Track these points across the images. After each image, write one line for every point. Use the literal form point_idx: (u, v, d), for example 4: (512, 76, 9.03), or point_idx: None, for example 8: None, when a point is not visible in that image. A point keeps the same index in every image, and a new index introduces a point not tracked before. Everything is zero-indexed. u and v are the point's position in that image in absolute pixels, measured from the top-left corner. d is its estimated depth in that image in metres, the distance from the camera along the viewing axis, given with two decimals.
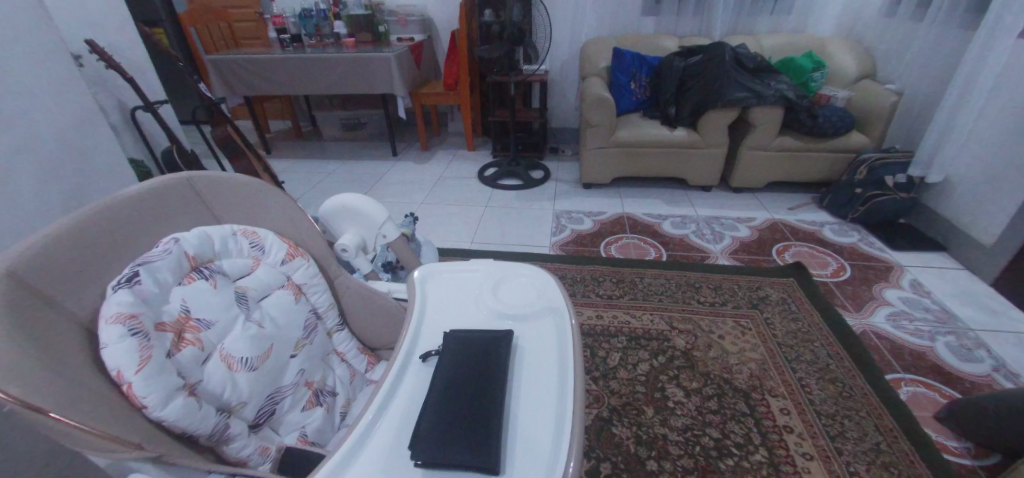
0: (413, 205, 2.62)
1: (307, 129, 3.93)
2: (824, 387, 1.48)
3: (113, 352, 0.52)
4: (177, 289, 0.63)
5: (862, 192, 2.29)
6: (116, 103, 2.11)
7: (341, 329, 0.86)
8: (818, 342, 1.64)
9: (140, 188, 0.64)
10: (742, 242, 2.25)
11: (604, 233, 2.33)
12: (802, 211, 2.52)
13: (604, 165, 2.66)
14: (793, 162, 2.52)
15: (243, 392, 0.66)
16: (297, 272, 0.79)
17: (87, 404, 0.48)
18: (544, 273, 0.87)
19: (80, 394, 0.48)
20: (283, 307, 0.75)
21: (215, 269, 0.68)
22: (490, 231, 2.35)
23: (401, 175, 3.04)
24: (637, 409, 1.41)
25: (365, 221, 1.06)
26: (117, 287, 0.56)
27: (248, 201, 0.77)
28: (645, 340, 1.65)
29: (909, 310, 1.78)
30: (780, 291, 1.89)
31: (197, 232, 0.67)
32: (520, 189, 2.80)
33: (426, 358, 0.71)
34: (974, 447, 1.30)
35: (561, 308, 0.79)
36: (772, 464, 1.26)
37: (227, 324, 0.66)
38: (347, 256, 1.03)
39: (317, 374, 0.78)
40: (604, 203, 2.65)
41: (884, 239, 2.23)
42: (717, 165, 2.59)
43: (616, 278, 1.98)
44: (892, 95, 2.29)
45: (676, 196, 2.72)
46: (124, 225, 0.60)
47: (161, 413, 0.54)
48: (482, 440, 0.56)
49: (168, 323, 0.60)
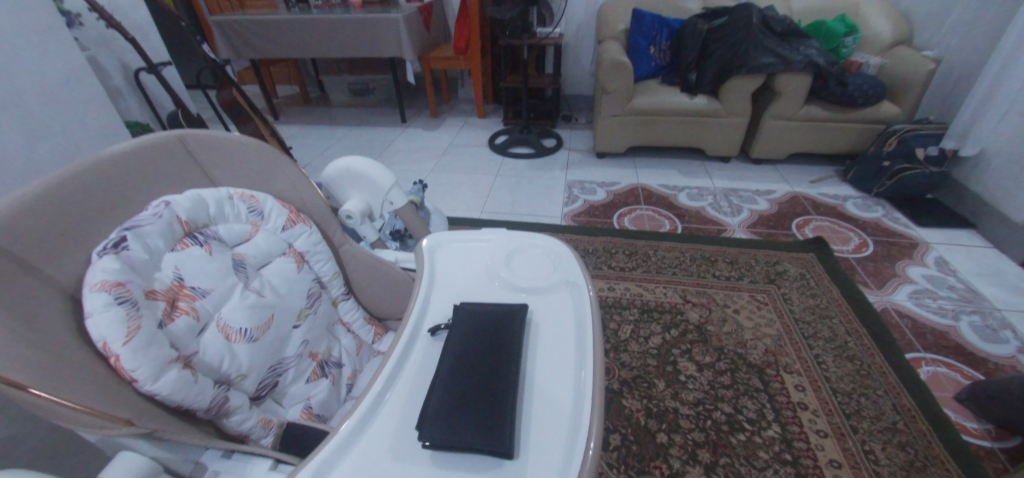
0: (422, 173, 2.56)
1: (315, 95, 3.84)
2: (841, 364, 1.44)
3: (98, 322, 0.48)
4: (169, 256, 0.59)
5: (890, 165, 2.19)
6: (117, 63, 2.04)
7: (347, 298, 0.83)
8: (837, 319, 1.59)
9: (125, 146, 0.59)
10: (761, 215, 2.17)
11: (617, 205, 2.26)
12: (824, 185, 2.41)
13: (619, 133, 2.55)
14: (818, 133, 2.40)
15: (242, 364, 0.62)
16: (299, 239, 0.75)
17: (70, 378, 0.45)
18: (562, 244, 0.82)
19: (63, 367, 0.45)
20: (284, 275, 0.71)
21: (211, 234, 0.64)
22: (500, 200, 2.29)
23: (408, 142, 2.96)
24: (649, 382, 1.38)
25: (369, 186, 1.01)
26: (102, 253, 0.52)
27: (245, 162, 0.72)
28: (658, 313, 1.61)
29: (933, 288, 1.72)
30: (799, 266, 1.83)
31: (190, 194, 0.63)
32: (531, 157, 2.72)
33: (435, 333, 0.68)
34: (994, 428, 1.26)
35: (579, 281, 0.74)
36: (785, 440, 1.23)
37: (224, 293, 0.62)
38: (351, 223, 1.00)
39: (321, 345, 0.75)
40: (618, 173, 2.56)
41: (909, 214, 2.14)
42: (737, 136, 2.48)
43: (628, 249, 1.93)
44: (929, 62, 2.15)
45: (693, 166, 2.62)
46: (109, 188, 0.56)
47: (153, 387, 0.50)
48: (496, 418, 0.53)
49: (159, 291, 0.56)
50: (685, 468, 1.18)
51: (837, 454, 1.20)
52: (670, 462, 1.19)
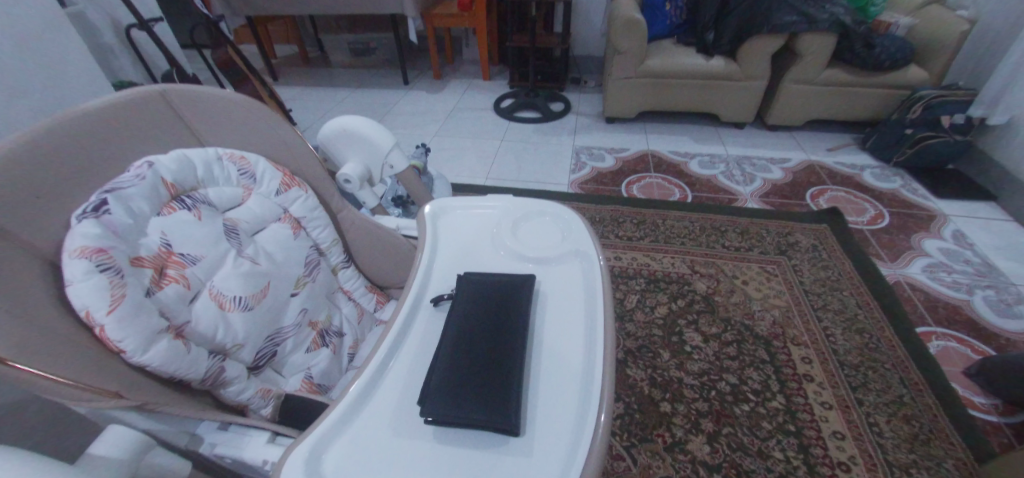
0: (425, 137, 2.49)
1: (315, 55, 3.70)
2: (850, 337, 1.41)
3: (80, 290, 0.46)
4: (155, 220, 0.56)
5: (912, 133, 2.09)
6: (106, 19, 1.89)
7: (347, 266, 0.80)
8: (848, 291, 1.56)
9: (102, 100, 0.54)
10: (775, 185, 2.10)
11: (626, 172, 2.19)
12: (841, 153, 2.33)
13: (630, 97, 2.45)
14: (839, 99, 2.29)
15: (238, 333, 0.60)
16: (294, 204, 0.72)
17: (52, 350, 0.42)
18: (571, 212, 0.78)
19: (43, 338, 0.42)
20: (280, 242, 0.69)
21: (199, 198, 0.61)
22: (506, 166, 2.23)
23: (411, 105, 2.86)
24: (654, 352, 1.37)
25: (368, 148, 0.96)
26: (82, 217, 0.49)
27: (235, 121, 0.68)
28: (665, 283, 1.59)
29: (949, 261, 1.67)
30: (811, 237, 1.78)
31: (174, 154, 0.60)
32: (538, 122, 2.63)
33: (437, 303, 0.65)
34: (1002, 404, 1.24)
35: (589, 251, 0.71)
36: (789, 411, 1.23)
37: (215, 260, 0.60)
38: (350, 187, 0.96)
39: (321, 313, 0.74)
40: (627, 139, 2.47)
41: (929, 185, 2.06)
42: (754, 101, 2.37)
43: (637, 218, 1.88)
44: (964, 23, 2.01)
45: (705, 133, 2.53)
46: (86, 146, 0.52)
47: (143, 358, 0.48)
48: (500, 394, 0.51)
49: (145, 259, 0.53)
50: (688, 437, 1.18)
51: (840, 426, 1.19)
52: (673, 430, 1.19)
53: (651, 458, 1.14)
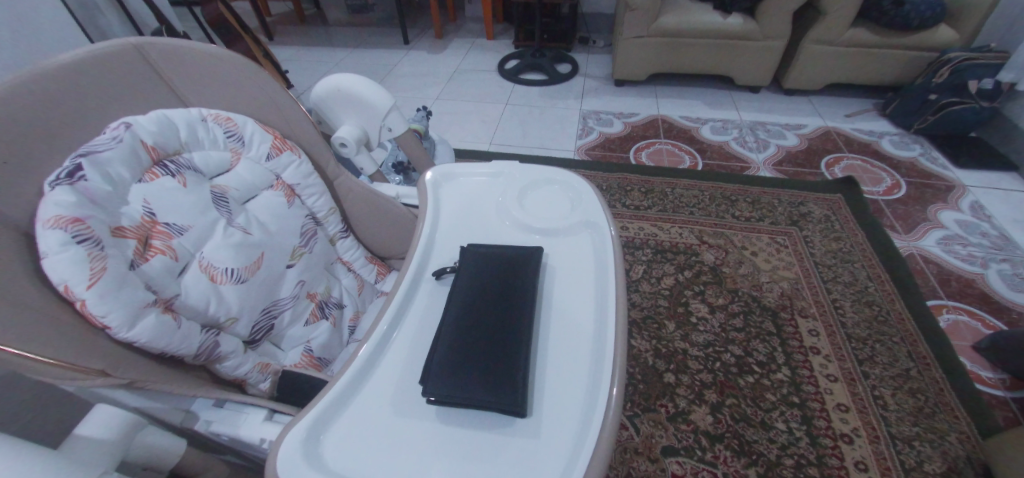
0: (427, 101, 2.40)
1: (311, 12, 3.54)
2: (859, 309, 1.39)
3: (56, 264, 0.44)
4: (136, 187, 0.53)
5: (936, 98, 1.99)
6: None
7: (345, 236, 0.79)
8: (859, 263, 1.52)
9: (71, 56, 0.50)
10: (788, 152, 2.03)
11: (635, 138, 2.12)
12: (859, 119, 2.24)
13: (640, 58, 2.34)
14: (861, 61, 2.17)
15: (232, 306, 0.60)
16: (287, 170, 0.70)
17: (28, 329, 0.41)
18: (582, 179, 0.74)
19: (12, 316, 0.40)
20: (273, 210, 0.67)
21: (183, 163, 0.59)
22: (510, 131, 2.15)
23: (413, 66, 2.75)
24: (659, 323, 1.36)
25: (364, 110, 0.91)
26: (54, 184, 0.46)
27: (218, 78, 0.64)
28: (672, 254, 1.56)
29: (965, 233, 1.63)
30: (824, 207, 1.73)
31: (154, 115, 0.57)
32: (544, 84, 2.52)
33: (439, 277, 0.63)
34: (1009, 378, 1.22)
35: (600, 221, 0.67)
36: (793, 383, 1.22)
37: (204, 230, 0.58)
38: (347, 152, 0.91)
39: (320, 285, 0.73)
40: (637, 103, 2.38)
41: (949, 153, 1.98)
42: (770, 63, 2.25)
43: (645, 187, 1.83)
44: None
45: (719, 96, 2.43)
46: (53, 108, 0.49)
47: (129, 334, 0.47)
48: (505, 374, 0.49)
49: (127, 229, 0.51)
50: (691, 407, 1.17)
51: (845, 398, 1.19)
52: (676, 401, 1.19)
53: (654, 428, 1.14)
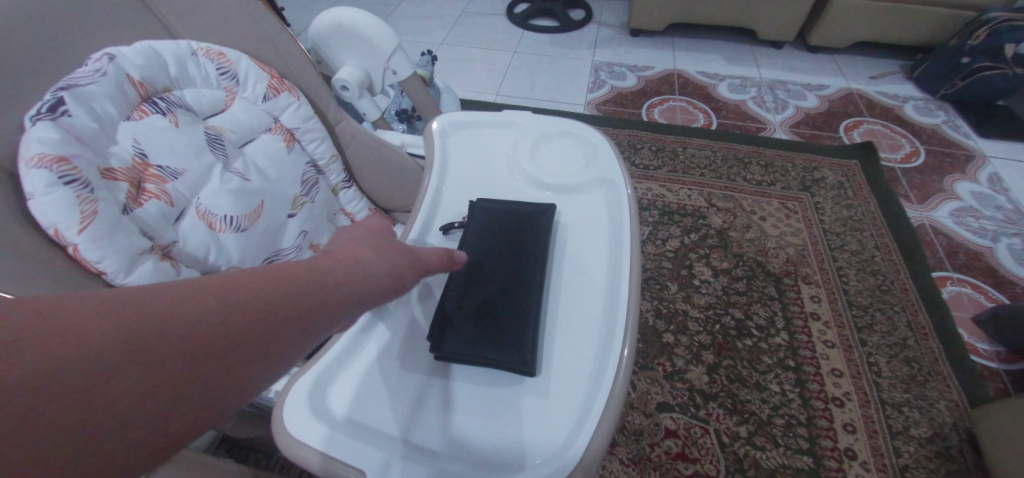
0: (431, 46, 2.28)
1: None
2: (863, 278, 1.38)
3: (44, 206, 0.42)
4: (125, 125, 0.51)
5: (969, 62, 1.86)
6: None
7: (348, 186, 0.76)
8: (869, 232, 1.49)
9: None
10: (807, 114, 1.95)
11: (649, 94, 2.03)
12: (884, 82, 2.13)
13: (658, 6, 2.19)
14: (893, 18, 2.02)
15: (232, 254, 0.59)
16: (285, 113, 0.67)
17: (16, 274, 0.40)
18: (598, 133, 0.70)
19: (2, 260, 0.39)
20: (272, 156, 0.65)
21: (175, 101, 0.56)
22: (518, 82, 2.06)
23: (416, 7, 2.59)
24: (661, 284, 1.36)
25: (367, 50, 0.85)
26: (36, 120, 0.44)
27: (206, 8, 0.59)
28: (679, 216, 1.53)
29: (979, 206, 1.59)
30: (839, 173, 1.68)
31: (139, 47, 0.53)
32: (554, 31, 2.38)
33: (447, 232, 0.61)
34: (1005, 351, 1.22)
35: (615, 179, 0.64)
36: (790, 348, 1.23)
37: (201, 175, 0.56)
38: (349, 96, 0.87)
39: (322, 236, 0.71)
40: (652, 56, 2.26)
41: (974, 122, 1.90)
42: (798, 16, 2.11)
43: (656, 145, 1.77)
44: None
45: (739, 51, 2.30)
46: (30, 35, 0.45)
47: (126, 280, 0.47)
48: (515, 335, 0.47)
49: (118, 171, 0.49)
50: (687, 367, 1.19)
51: (840, 363, 1.20)
52: (673, 360, 1.20)
53: (650, 385, 1.16)
